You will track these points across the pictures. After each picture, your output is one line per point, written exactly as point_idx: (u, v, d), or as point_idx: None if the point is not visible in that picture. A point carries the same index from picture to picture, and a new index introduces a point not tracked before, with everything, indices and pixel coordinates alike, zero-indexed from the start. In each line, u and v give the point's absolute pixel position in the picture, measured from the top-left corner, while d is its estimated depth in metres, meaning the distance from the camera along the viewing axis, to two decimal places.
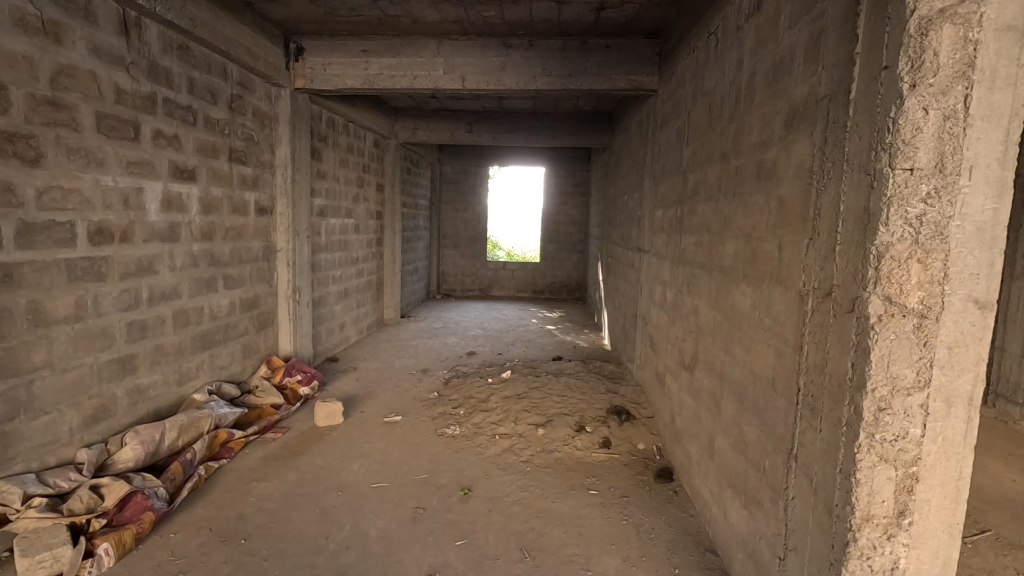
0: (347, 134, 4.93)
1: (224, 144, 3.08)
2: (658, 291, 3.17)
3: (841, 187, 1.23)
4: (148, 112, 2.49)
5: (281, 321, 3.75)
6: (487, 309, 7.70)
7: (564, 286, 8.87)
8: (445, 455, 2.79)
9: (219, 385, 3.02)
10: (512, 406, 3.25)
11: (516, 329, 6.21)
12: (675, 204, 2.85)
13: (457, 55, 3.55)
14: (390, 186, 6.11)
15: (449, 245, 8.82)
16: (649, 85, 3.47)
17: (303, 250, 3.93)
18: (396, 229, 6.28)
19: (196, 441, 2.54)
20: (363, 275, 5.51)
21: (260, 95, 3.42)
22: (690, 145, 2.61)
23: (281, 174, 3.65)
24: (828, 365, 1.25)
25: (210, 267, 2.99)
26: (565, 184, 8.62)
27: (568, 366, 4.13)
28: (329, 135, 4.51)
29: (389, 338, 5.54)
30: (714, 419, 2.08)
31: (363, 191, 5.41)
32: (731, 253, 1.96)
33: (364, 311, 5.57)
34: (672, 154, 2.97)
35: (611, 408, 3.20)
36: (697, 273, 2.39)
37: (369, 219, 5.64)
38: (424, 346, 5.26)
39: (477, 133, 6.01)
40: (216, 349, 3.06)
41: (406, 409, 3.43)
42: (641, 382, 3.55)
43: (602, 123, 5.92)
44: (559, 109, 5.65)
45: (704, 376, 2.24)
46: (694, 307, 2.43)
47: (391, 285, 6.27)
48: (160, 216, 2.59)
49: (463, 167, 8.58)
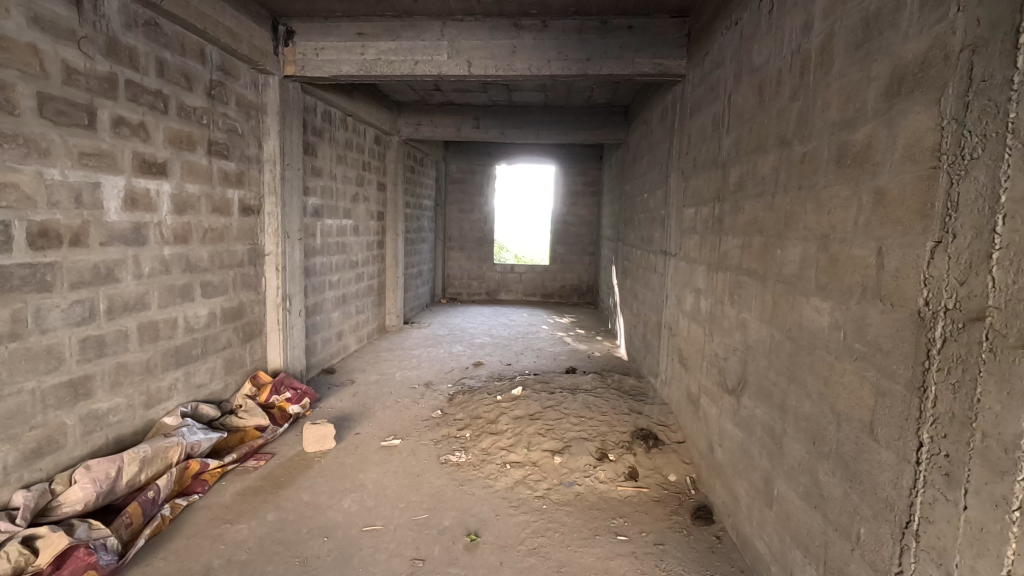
0: (345, 129, 4.60)
1: (202, 136, 2.75)
2: (690, 300, 2.81)
3: (1004, 170, 0.88)
4: (106, 96, 2.16)
5: (270, 331, 3.42)
6: (494, 313, 7.37)
7: (575, 290, 8.52)
8: (449, 489, 2.45)
9: (196, 406, 2.69)
10: (524, 429, 2.91)
11: (525, 336, 5.86)
12: (711, 202, 2.50)
13: (463, 38, 3.21)
14: (392, 184, 5.78)
15: (454, 247, 8.48)
16: (676, 69, 3.11)
17: (295, 253, 3.60)
18: (398, 231, 5.94)
19: (162, 475, 2.21)
20: (363, 279, 5.17)
21: (245, 82, 3.09)
22: (732, 132, 2.25)
23: (269, 170, 3.32)
24: (981, 419, 0.91)
25: (185, 274, 2.66)
26: (576, 183, 8.27)
27: (584, 379, 3.77)
28: (325, 129, 4.18)
29: (391, 347, 5.20)
30: (773, 459, 1.72)
31: (363, 191, 5.08)
32: (797, 259, 1.60)
33: (364, 318, 5.23)
34: (708, 145, 2.61)
35: (635, 432, 2.85)
36: (745, 282, 2.03)
37: (370, 220, 5.31)
38: (428, 355, 4.92)
39: (485, 128, 5.69)
40: (192, 365, 2.73)
41: (407, 431, 3.09)
42: (668, 400, 3.19)
43: (617, 117, 5.57)
44: (571, 101, 5.31)
45: (756, 405, 1.88)
46: (740, 322, 2.07)
47: (394, 290, 5.93)
48: (122, 215, 2.26)
49: (470, 166, 8.25)
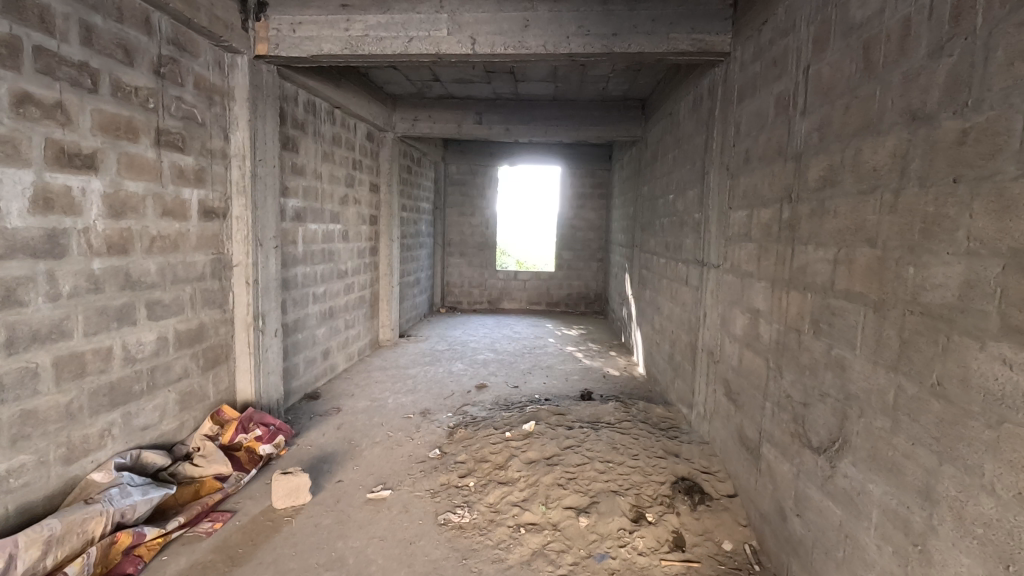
0: (332, 123, 4.11)
1: (149, 123, 2.25)
2: (743, 323, 2.31)
3: None
4: (5, 65, 1.67)
5: (240, 356, 2.92)
6: (497, 324, 6.86)
7: (582, 299, 8.02)
8: (451, 564, 1.95)
9: (137, 454, 2.19)
10: (540, 478, 2.41)
11: (532, 352, 5.35)
12: (777, 203, 2.01)
13: (466, 10, 2.72)
14: (386, 186, 5.29)
15: (454, 252, 7.99)
16: (719, 47, 2.62)
17: (270, 264, 3.10)
18: (393, 237, 5.45)
19: (77, 556, 1.71)
20: (353, 291, 4.67)
21: (207, 61, 2.60)
22: (813, 112, 1.76)
23: (237, 167, 2.82)
24: None
25: (125, 291, 2.16)
26: (583, 185, 7.80)
27: (605, 408, 3.26)
28: (308, 121, 3.69)
29: (384, 366, 4.69)
30: (910, 567, 1.21)
31: (353, 192, 4.59)
32: (956, 284, 1.12)
33: (354, 333, 4.73)
34: (768, 134, 2.12)
35: (675, 484, 2.35)
36: (842, 308, 1.54)
37: (362, 224, 4.82)
38: (425, 375, 4.41)
39: (488, 124, 5.20)
40: (135, 404, 2.22)
41: (399, 478, 2.58)
42: (709, 439, 2.69)
43: (633, 112, 5.08)
44: (584, 93, 4.83)
45: (869, 481, 1.38)
46: (834, 360, 1.57)
47: (388, 301, 5.43)
48: (28, 220, 1.76)
49: (471, 167, 7.78)
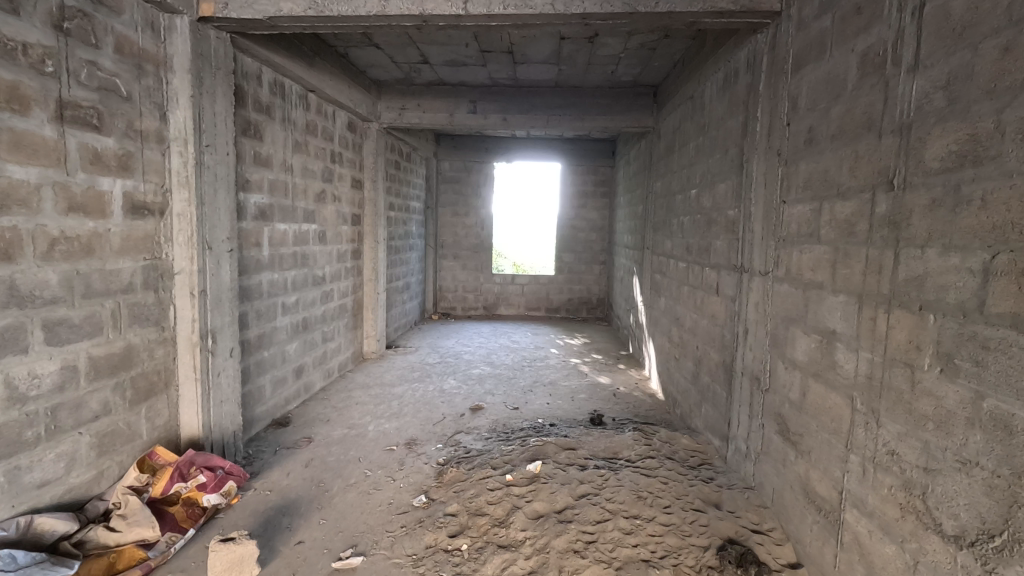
0: (306, 109, 3.61)
1: (46, 92, 1.75)
2: (809, 347, 1.83)
3: None
4: None
5: (184, 383, 2.41)
6: (493, 333, 6.35)
7: (584, 304, 7.54)
8: None
9: (28, 522, 1.69)
10: (551, 542, 1.92)
11: (532, 365, 4.86)
12: (867, 194, 1.52)
13: None
14: (370, 182, 4.78)
15: (447, 255, 7.48)
16: (768, 4, 2.13)
17: (225, 272, 2.58)
18: (379, 238, 4.93)
19: None
20: (332, 300, 4.16)
21: (134, 21, 2.10)
22: (937, 64, 1.27)
23: (179, 154, 2.31)
24: None
25: (7, 310, 1.66)
26: (584, 183, 7.33)
27: (622, 441, 2.77)
28: (274, 105, 3.18)
29: (367, 383, 4.18)
30: None
31: (332, 188, 4.09)
32: None
33: (333, 347, 4.22)
34: (847, 103, 1.64)
35: (722, 550, 1.85)
36: (1006, 343, 1.06)
37: (343, 225, 4.31)
38: (413, 395, 3.90)
39: (483, 114, 4.71)
40: (25, 456, 1.72)
41: (375, 538, 2.08)
42: (756, 485, 2.20)
43: (644, 100, 4.60)
44: (591, 78, 4.34)
45: None
46: (990, 418, 1.09)
47: (373, 310, 4.91)
48: None
49: (465, 164, 7.29)
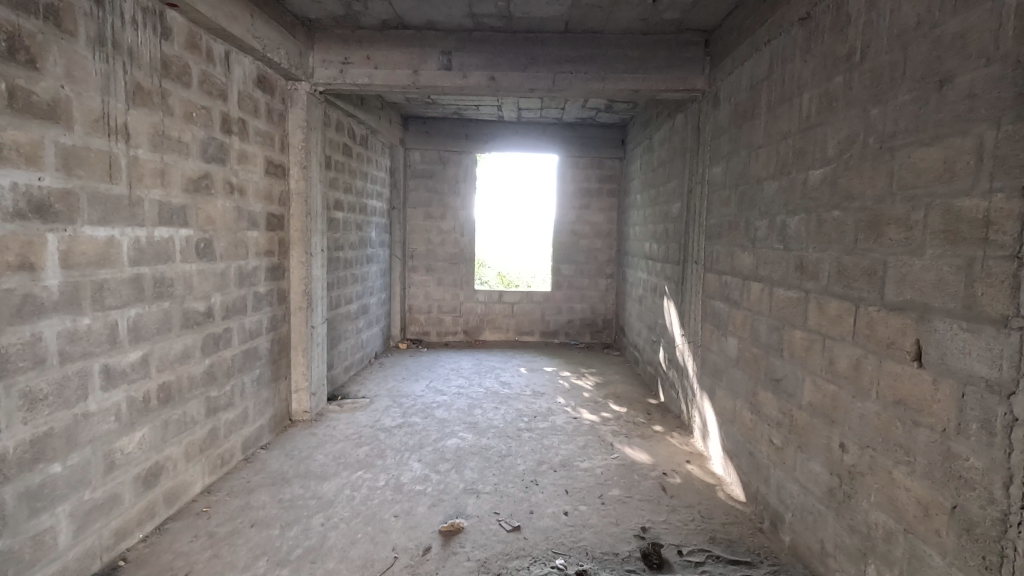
0: (164, 37, 2.17)
1: None
2: None
3: None
4: None
5: None
6: (477, 368, 4.93)
7: (587, 327, 6.15)
8: None
9: None
10: None
11: (532, 428, 3.43)
12: None
13: None
14: (299, 169, 3.32)
15: (419, 267, 6.03)
16: None
17: None
18: (314, 250, 3.46)
19: None
20: (229, 346, 2.69)
21: None
22: None
23: None
24: None
25: None
26: (588, 179, 5.96)
27: None
28: (77, 8, 1.74)
29: (282, 474, 2.70)
30: None
31: (227, 174, 2.64)
32: None
33: (233, 417, 2.75)
34: None
35: None
36: None
37: (248, 230, 2.86)
38: (352, 500, 2.46)
39: (460, 71, 3.29)
40: None
41: None
42: None
43: (693, 51, 3.22)
44: (618, 15, 2.96)
45: None
46: None
47: (306, 351, 3.42)
48: None
49: (440, 154, 5.86)
